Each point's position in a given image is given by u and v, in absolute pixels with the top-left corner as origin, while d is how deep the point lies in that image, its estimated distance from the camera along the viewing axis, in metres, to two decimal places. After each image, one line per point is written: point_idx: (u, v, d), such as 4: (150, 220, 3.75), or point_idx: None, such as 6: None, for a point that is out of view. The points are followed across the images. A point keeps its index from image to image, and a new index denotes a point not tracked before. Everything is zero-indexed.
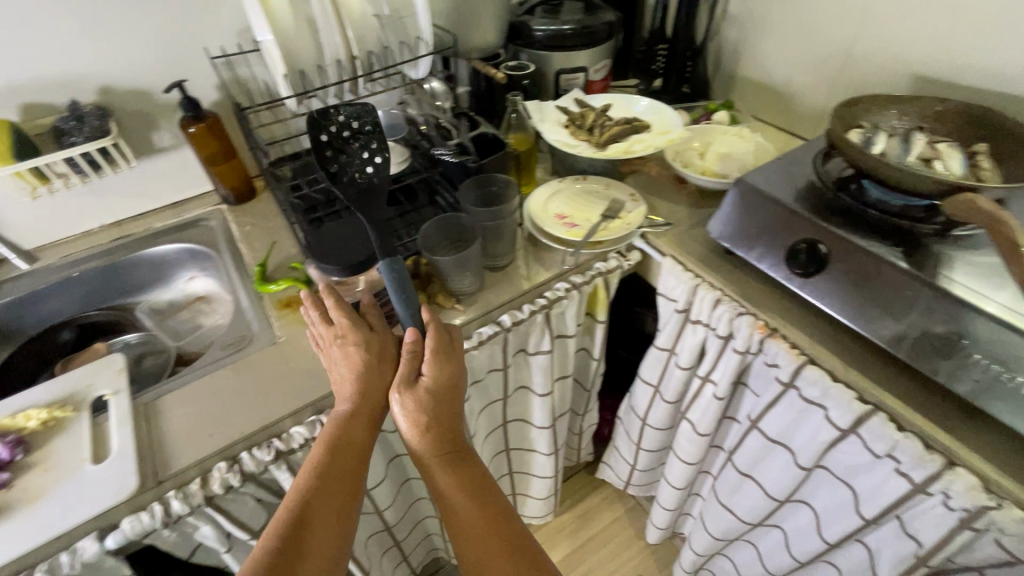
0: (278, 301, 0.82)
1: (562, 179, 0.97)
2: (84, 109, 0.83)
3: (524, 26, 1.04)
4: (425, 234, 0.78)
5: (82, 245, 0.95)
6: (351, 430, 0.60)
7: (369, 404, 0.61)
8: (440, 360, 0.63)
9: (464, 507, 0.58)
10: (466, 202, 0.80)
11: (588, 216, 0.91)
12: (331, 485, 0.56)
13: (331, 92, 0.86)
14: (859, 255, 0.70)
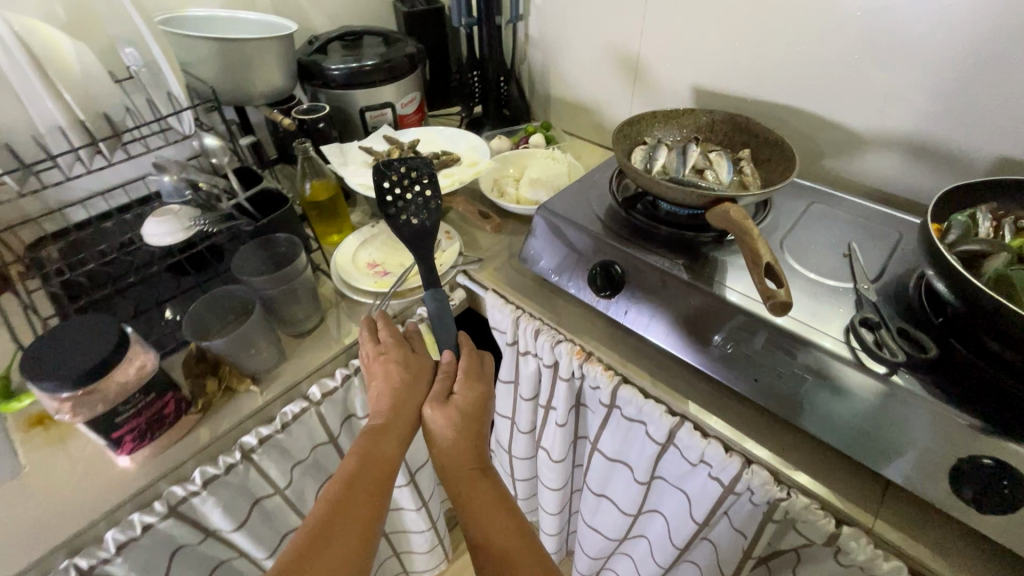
0: (24, 420, 0.68)
1: (374, 224, 0.93)
2: None
3: (315, 66, 0.98)
4: (193, 316, 0.68)
5: None
6: (381, 444, 0.57)
7: (400, 420, 0.59)
8: (478, 378, 0.63)
9: (488, 523, 0.56)
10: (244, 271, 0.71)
11: (402, 261, 0.88)
12: (356, 503, 0.52)
13: (67, 163, 0.73)
14: (647, 271, 0.72)
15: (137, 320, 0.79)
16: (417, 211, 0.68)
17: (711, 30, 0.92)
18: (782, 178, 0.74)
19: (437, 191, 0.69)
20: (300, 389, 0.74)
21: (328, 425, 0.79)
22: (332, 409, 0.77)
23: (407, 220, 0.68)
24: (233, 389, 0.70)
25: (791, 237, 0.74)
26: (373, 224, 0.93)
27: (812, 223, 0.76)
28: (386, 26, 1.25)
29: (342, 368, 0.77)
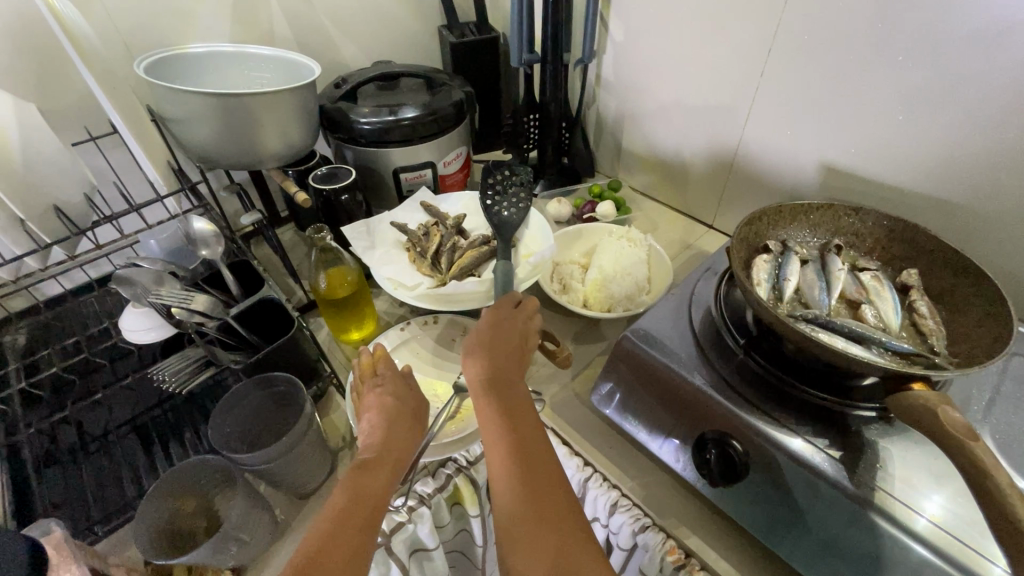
0: None
1: (404, 325, 0.73)
2: None
3: (341, 117, 0.79)
4: (156, 530, 0.50)
5: None
6: (371, 472, 0.48)
7: (392, 449, 0.50)
8: (499, 353, 0.55)
9: (532, 507, 0.44)
10: (221, 442, 0.52)
11: (438, 385, 0.68)
12: (348, 520, 0.43)
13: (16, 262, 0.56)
14: (787, 465, 0.50)
15: (108, 457, 0.63)
16: (508, 205, 0.79)
17: (859, 95, 0.69)
18: (986, 335, 0.51)
19: (530, 197, 0.81)
20: None
21: None
22: None
23: (500, 212, 0.78)
24: None
25: (995, 419, 0.51)
26: (401, 325, 0.73)
27: (1020, 394, 0.54)
28: (428, 55, 1.05)
29: None
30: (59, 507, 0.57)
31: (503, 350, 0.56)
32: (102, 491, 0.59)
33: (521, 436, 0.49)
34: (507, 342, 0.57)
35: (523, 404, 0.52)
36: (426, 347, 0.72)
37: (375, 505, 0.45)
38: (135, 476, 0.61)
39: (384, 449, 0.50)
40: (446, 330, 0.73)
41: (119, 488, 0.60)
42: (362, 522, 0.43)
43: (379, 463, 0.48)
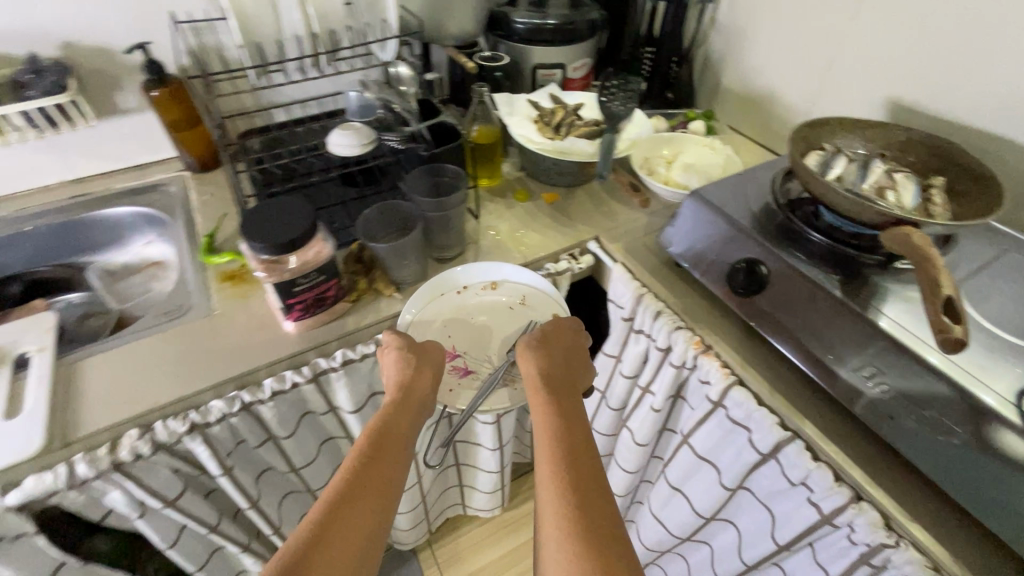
0: (220, 274, 0.82)
1: (471, 282, 0.82)
2: (44, 64, 0.84)
3: (504, 16, 1.02)
4: (365, 219, 0.77)
5: (40, 199, 0.95)
6: (402, 416, 0.65)
7: (417, 399, 0.67)
8: (552, 364, 0.70)
9: (546, 483, 0.58)
10: (415, 190, 0.79)
11: (488, 350, 0.77)
12: (388, 451, 0.61)
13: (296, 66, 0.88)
14: (796, 279, 0.69)
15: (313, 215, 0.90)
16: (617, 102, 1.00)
17: (933, 39, 0.82)
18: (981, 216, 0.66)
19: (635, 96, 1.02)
20: None
21: None
22: None
23: (612, 105, 1.00)
24: (378, 291, 0.79)
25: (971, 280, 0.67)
26: (460, 286, 0.81)
27: (1001, 273, 0.68)
28: None
29: None
30: None
31: (556, 363, 0.70)
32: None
33: (570, 437, 0.62)
34: (554, 358, 0.71)
35: (569, 402, 0.67)
36: (481, 303, 0.80)
37: (400, 445, 0.63)
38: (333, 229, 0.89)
39: (406, 400, 0.66)
40: (504, 295, 0.81)
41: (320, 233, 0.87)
42: (395, 455, 0.61)
43: (403, 410, 0.65)
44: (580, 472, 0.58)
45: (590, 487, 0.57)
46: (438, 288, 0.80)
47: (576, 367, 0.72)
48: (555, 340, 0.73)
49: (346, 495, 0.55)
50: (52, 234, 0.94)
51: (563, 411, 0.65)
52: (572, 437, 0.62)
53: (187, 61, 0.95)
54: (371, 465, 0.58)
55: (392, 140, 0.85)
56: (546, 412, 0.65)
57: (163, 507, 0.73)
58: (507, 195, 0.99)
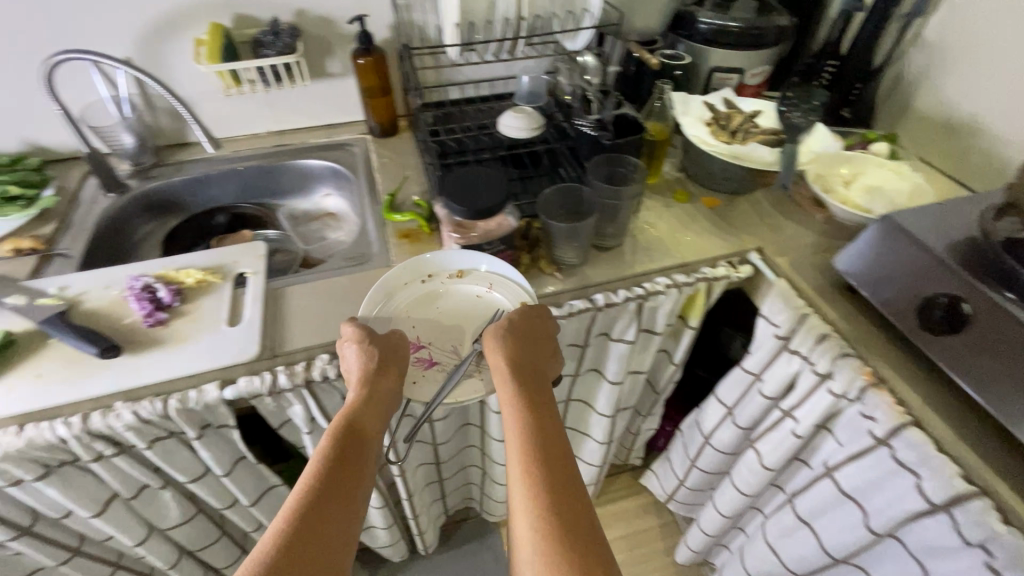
0: (398, 231, 0.90)
1: (416, 262, 0.78)
2: (282, 27, 0.95)
3: (689, 16, 1.02)
4: (545, 198, 0.82)
5: (250, 144, 1.09)
6: (370, 414, 0.65)
7: (385, 391, 0.67)
8: (520, 371, 0.67)
9: (518, 496, 0.59)
10: (592, 176, 0.83)
11: (456, 340, 0.74)
12: (353, 444, 0.62)
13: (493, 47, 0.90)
14: (1009, 324, 0.62)
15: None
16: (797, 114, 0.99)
17: None
18: None
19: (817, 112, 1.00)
20: (587, 292, 0.82)
21: (588, 332, 0.87)
22: (600, 321, 0.85)
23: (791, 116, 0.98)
24: (540, 268, 0.82)
25: None
26: (425, 274, 0.78)
27: None
28: None
29: (625, 291, 0.83)
30: None
31: (522, 369, 0.68)
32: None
33: (542, 452, 0.61)
34: (522, 364, 0.68)
35: (542, 410, 0.66)
36: (440, 291, 0.77)
37: (365, 445, 0.63)
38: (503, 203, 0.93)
39: (377, 394, 0.66)
40: (470, 284, 0.78)
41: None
42: (361, 454, 0.62)
43: (371, 406, 0.65)
44: (552, 488, 0.58)
45: (559, 501, 0.57)
46: (402, 277, 0.77)
47: (541, 372, 0.70)
48: (522, 335, 0.70)
49: (320, 498, 0.56)
50: (257, 175, 1.08)
51: (531, 416, 0.64)
52: (545, 450, 0.62)
53: (391, 35, 1.04)
54: (342, 462, 0.60)
55: (581, 124, 0.86)
56: (517, 426, 0.63)
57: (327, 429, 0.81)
58: (666, 194, 0.98)
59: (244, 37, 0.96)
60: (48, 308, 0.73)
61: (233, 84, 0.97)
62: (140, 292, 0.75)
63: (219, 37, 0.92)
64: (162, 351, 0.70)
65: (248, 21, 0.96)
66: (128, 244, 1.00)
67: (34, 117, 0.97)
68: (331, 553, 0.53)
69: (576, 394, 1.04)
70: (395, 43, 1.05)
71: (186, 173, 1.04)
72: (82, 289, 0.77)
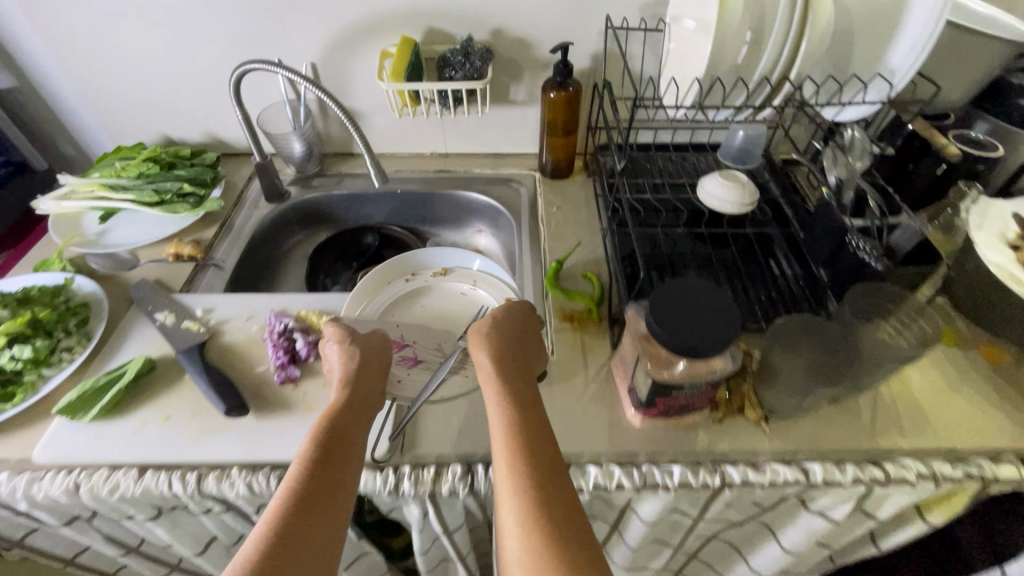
0: (560, 311, 0.74)
1: (394, 260, 0.86)
2: (474, 47, 0.83)
3: (1010, 87, 0.73)
4: (778, 328, 0.63)
5: (413, 165, 1.01)
6: (348, 410, 0.58)
7: (364, 387, 0.61)
8: (512, 370, 0.59)
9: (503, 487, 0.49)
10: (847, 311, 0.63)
11: (440, 340, 0.76)
12: (340, 434, 0.54)
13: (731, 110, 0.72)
14: None
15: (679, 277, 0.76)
16: None
17: None
18: None
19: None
20: (798, 458, 0.59)
21: (783, 501, 0.65)
22: (805, 495, 0.63)
23: None
24: (744, 412, 0.62)
25: None
26: (409, 274, 0.85)
27: None
28: None
29: (855, 468, 0.58)
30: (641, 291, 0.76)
31: (514, 370, 0.59)
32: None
33: (533, 454, 0.50)
34: (516, 369, 0.59)
35: (537, 412, 0.55)
36: (423, 291, 0.83)
37: (349, 442, 0.55)
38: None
39: (355, 388, 0.60)
40: (451, 280, 0.85)
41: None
42: (347, 451, 0.54)
43: (352, 404, 0.58)
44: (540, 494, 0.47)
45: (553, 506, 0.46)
46: (386, 276, 0.83)
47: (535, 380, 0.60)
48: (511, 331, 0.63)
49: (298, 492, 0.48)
50: (414, 201, 1.00)
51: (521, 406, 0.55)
52: (538, 453, 0.50)
53: (591, 66, 0.88)
54: (329, 452, 0.52)
55: (851, 238, 0.64)
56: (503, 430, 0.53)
57: (438, 534, 0.69)
58: None
59: (432, 53, 0.86)
60: (191, 335, 0.69)
61: (410, 104, 0.87)
62: (279, 339, 0.68)
63: (407, 54, 0.82)
64: (287, 418, 0.62)
65: (440, 36, 0.85)
66: (279, 252, 0.97)
67: (220, 111, 0.97)
68: (316, 552, 0.45)
69: (730, 542, 0.82)
70: (594, 75, 0.89)
71: (346, 189, 0.99)
72: (227, 316, 0.73)
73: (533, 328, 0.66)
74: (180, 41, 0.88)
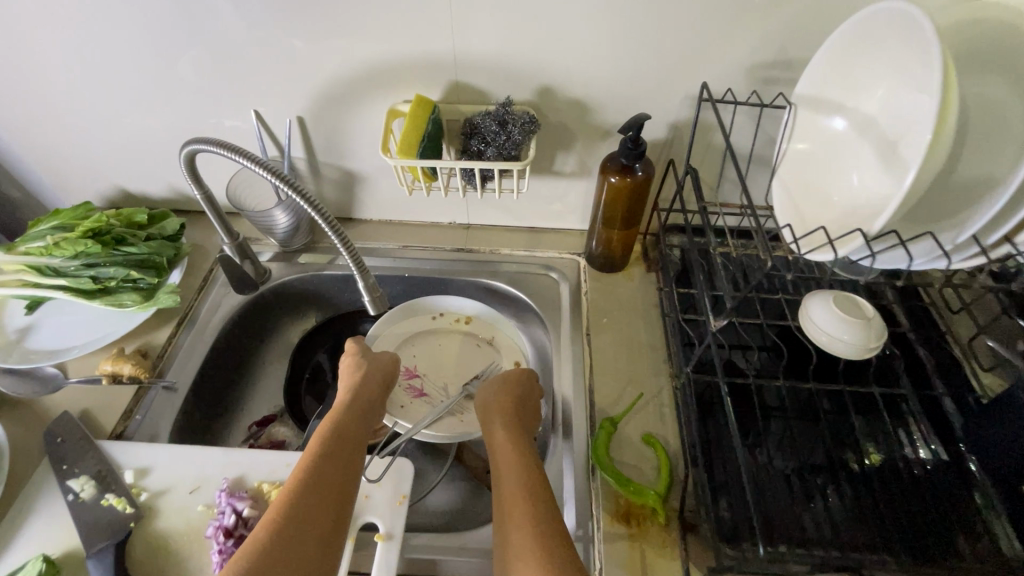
0: (614, 504, 0.54)
1: (420, 300, 0.76)
2: (513, 112, 0.61)
3: None
4: None
5: (425, 239, 0.80)
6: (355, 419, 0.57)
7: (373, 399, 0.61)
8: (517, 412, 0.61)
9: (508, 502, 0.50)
10: None
11: (449, 380, 0.73)
12: (351, 436, 0.55)
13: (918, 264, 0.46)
14: None
15: (776, 464, 0.56)
16: None
17: None
18: None
19: None
20: None
21: None
22: None
23: None
24: None
25: None
26: (436, 313, 0.77)
27: None
28: None
29: None
30: (730, 486, 0.54)
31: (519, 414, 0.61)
32: (764, 505, 0.53)
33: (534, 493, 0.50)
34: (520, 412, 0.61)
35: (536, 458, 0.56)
36: (447, 336, 0.76)
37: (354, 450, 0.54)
38: (816, 512, 0.53)
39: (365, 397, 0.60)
40: (474, 332, 0.76)
41: (797, 520, 0.52)
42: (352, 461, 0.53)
43: (356, 408, 0.58)
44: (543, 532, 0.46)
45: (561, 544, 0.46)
46: (412, 313, 0.76)
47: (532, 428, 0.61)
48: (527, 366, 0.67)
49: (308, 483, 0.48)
50: (424, 288, 0.79)
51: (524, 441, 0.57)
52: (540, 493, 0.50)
53: (667, 139, 0.65)
54: (336, 458, 0.52)
55: None
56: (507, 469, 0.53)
57: None
58: None
59: (455, 114, 0.65)
60: (110, 525, 0.51)
61: (424, 180, 0.66)
62: (225, 543, 0.49)
63: (423, 120, 0.61)
64: None
65: (468, 93, 0.64)
66: (256, 345, 0.78)
67: None
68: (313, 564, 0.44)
69: None
70: (669, 149, 0.66)
71: (338, 269, 0.78)
72: (166, 484, 0.54)
73: (533, 383, 0.65)
74: (130, 84, 0.68)
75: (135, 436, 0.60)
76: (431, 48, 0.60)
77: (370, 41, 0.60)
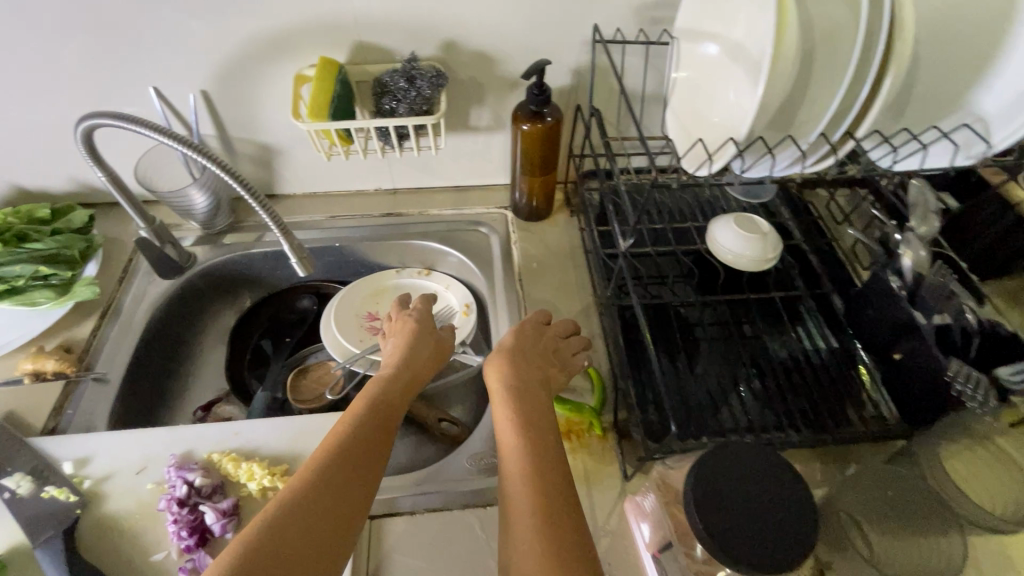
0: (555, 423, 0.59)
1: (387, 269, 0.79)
2: (420, 67, 0.63)
3: None
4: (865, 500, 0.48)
5: (350, 207, 0.80)
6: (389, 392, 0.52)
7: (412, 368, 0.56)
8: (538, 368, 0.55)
9: (519, 453, 0.45)
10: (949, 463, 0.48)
11: None
12: (379, 411, 0.49)
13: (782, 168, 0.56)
14: None
15: (696, 371, 0.62)
16: None
17: None
18: None
19: None
20: None
21: None
22: None
23: None
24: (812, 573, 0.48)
25: None
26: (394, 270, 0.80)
27: None
28: None
29: None
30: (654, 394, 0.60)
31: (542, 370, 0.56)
32: (686, 401, 0.59)
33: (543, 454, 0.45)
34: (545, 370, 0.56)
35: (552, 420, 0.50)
36: (408, 286, 0.78)
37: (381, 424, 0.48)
38: (730, 405, 0.60)
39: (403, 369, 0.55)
40: (430, 283, 0.78)
41: (714, 414, 0.59)
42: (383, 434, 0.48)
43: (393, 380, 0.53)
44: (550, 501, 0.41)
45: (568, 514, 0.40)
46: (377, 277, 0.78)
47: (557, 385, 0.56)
48: (564, 328, 0.62)
49: (343, 452, 0.44)
50: (356, 255, 0.80)
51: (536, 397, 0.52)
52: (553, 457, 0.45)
53: (572, 85, 0.69)
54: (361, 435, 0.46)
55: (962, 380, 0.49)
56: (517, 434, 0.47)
57: None
58: None
59: (364, 75, 0.65)
60: (54, 514, 0.50)
61: (341, 143, 0.67)
62: (180, 511, 0.49)
63: (330, 81, 0.61)
64: None
65: (373, 53, 0.64)
66: (190, 332, 0.77)
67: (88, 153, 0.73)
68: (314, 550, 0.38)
69: None
70: (575, 95, 0.70)
71: (265, 246, 0.77)
72: (109, 469, 0.54)
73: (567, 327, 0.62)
74: (8, 70, 0.63)
75: (69, 430, 0.58)
76: (331, 8, 0.60)
77: (266, 5, 0.60)
